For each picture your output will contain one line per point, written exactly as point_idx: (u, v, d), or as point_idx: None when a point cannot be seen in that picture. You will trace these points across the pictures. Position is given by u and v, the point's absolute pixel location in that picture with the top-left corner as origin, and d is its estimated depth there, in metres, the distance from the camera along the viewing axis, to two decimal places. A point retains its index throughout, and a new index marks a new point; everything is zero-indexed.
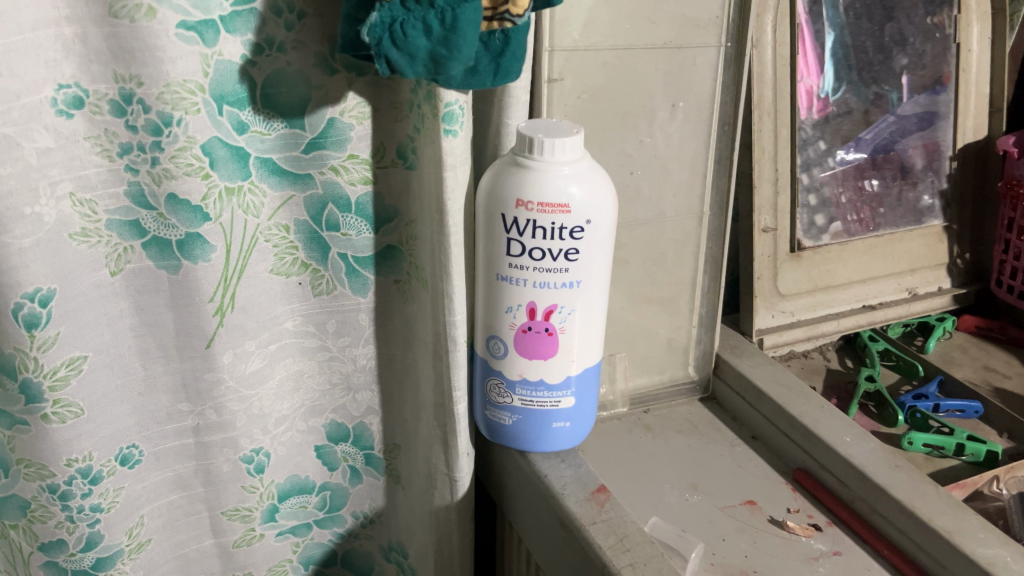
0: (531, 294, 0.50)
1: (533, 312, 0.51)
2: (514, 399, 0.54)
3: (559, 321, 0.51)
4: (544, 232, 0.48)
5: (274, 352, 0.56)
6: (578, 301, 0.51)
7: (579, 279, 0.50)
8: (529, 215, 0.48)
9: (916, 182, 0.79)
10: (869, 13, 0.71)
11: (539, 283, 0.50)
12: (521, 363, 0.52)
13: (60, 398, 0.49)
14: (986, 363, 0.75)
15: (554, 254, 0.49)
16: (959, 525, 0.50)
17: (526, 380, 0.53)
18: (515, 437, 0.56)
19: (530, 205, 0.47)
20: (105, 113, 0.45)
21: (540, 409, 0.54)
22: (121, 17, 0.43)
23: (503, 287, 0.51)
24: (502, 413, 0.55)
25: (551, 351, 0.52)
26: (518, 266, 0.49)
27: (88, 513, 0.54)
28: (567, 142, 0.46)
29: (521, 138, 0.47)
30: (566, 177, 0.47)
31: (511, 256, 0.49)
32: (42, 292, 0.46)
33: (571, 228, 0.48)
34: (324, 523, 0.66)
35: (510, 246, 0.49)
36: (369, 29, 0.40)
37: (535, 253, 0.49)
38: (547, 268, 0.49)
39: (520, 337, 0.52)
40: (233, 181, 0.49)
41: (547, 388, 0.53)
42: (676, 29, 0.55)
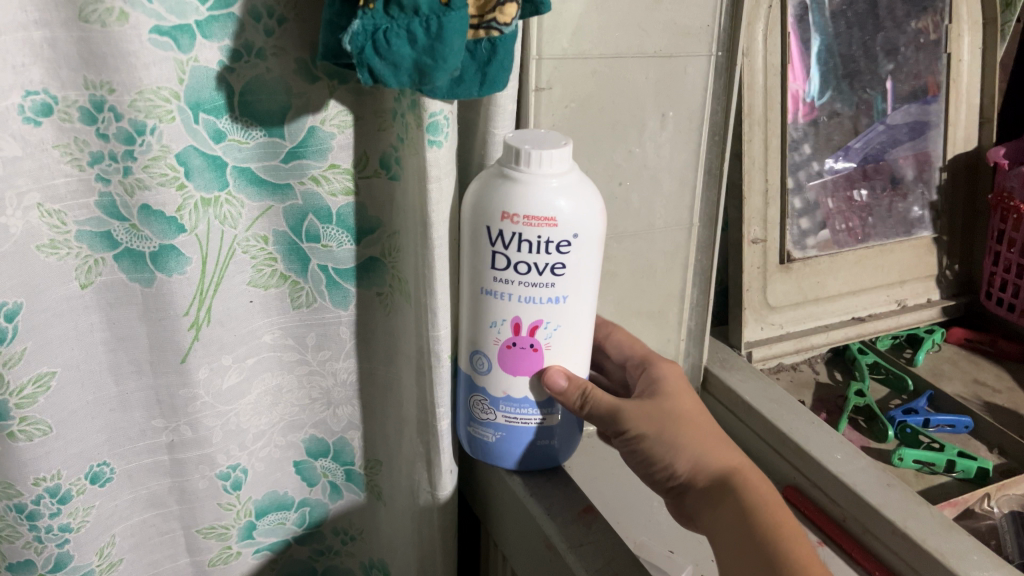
0: (516, 308, 0.49)
1: (518, 327, 0.49)
2: (497, 416, 0.52)
3: (544, 336, 0.49)
4: (530, 245, 0.46)
5: (252, 366, 0.55)
6: (564, 316, 0.49)
7: (565, 294, 0.48)
8: (514, 228, 0.46)
9: (906, 193, 0.78)
10: (861, 22, 0.71)
11: (524, 297, 0.48)
12: (505, 379, 0.51)
13: (28, 415, 0.47)
14: (976, 376, 0.74)
15: (540, 268, 0.47)
16: (953, 547, 0.49)
17: (511, 398, 0.51)
18: (498, 456, 0.54)
19: (516, 218, 0.46)
20: (75, 120, 0.43)
21: (523, 427, 0.52)
22: (91, 22, 0.41)
23: (488, 301, 0.49)
24: (484, 430, 0.53)
25: (534, 367, 0.50)
26: (503, 280, 0.48)
27: (57, 533, 0.52)
28: (555, 153, 0.45)
29: (508, 148, 0.46)
30: (555, 189, 0.45)
31: (496, 269, 0.48)
32: (8, 306, 0.44)
33: (558, 241, 0.46)
34: (304, 540, 0.64)
35: (495, 259, 0.48)
36: (351, 37, 0.39)
37: (521, 266, 0.47)
38: (533, 282, 0.48)
39: (504, 353, 0.50)
40: (209, 191, 0.48)
41: (531, 405, 0.51)
42: (668, 37, 0.54)
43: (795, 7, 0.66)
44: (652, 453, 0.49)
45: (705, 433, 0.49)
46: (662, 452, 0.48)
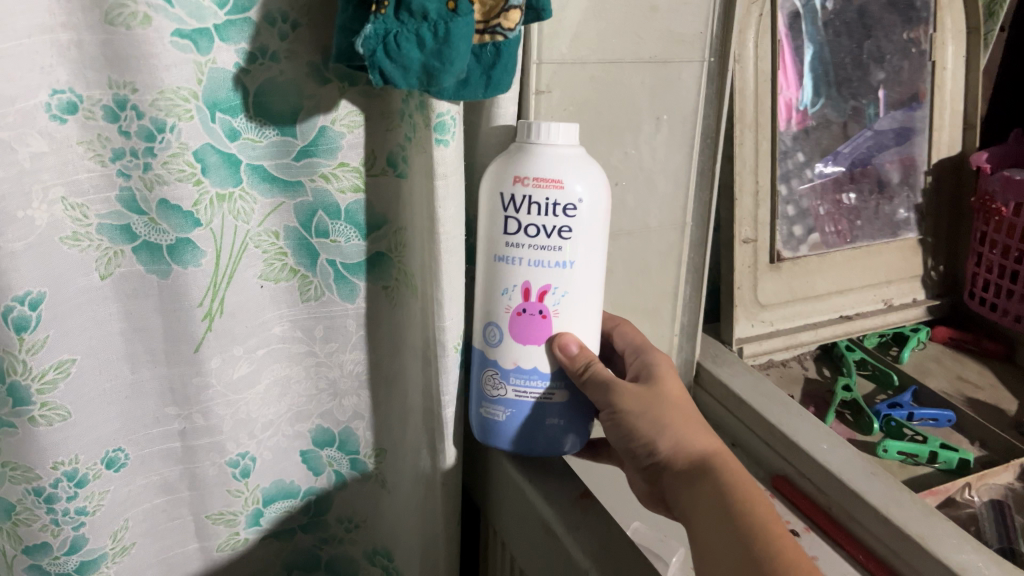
0: (526, 273, 0.50)
1: (527, 292, 0.50)
2: (508, 390, 0.53)
3: (552, 302, 0.51)
4: (538, 207, 0.48)
5: (261, 357, 0.57)
6: (572, 282, 0.50)
7: (572, 260, 0.50)
8: (524, 190, 0.48)
9: (892, 196, 0.81)
10: (848, 30, 0.73)
11: (534, 261, 0.50)
12: (515, 349, 0.52)
13: (48, 401, 0.49)
14: (960, 373, 0.77)
15: (548, 231, 0.49)
16: (933, 531, 0.51)
17: (521, 368, 0.52)
18: (508, 436, 0.54)
19: (526, 181, 0.48)
20: (99, 118, 0.46)
21: (532, 402, 0.53)
22: (117, 25, 0.43)
23: (500, 268, 0.51)
24: (495, 408, 0.53)
25: (543, 335, 0.51)
26: (514, 244, 0.49)
27: (73, 517, 0.54)
28: (563, 127, 0.48)
29: (521, 125, 0.49)
30: (563, 156, 0.48)
31: (508, 234, 0.50)
32: (32, 295, 0.46)
33: (565, 204, 0.48)
34: (309, 528, 0.67)
35: (507, 224, 0.49)
36: (363, 41, 0.41)
37: (530, 229, 0.49)
38: (541, 245, 0.49)
39: (515, 321, 0.51)
40: (224, 187, 0.50)
41: (540, 376, 0.52)
42: (662, 43, 0.57)
43: (785, 16, 0.69)
44: (634, 428, 0.50)
45: (688, 417, 0.50)
46: (644, 429, 0.50)
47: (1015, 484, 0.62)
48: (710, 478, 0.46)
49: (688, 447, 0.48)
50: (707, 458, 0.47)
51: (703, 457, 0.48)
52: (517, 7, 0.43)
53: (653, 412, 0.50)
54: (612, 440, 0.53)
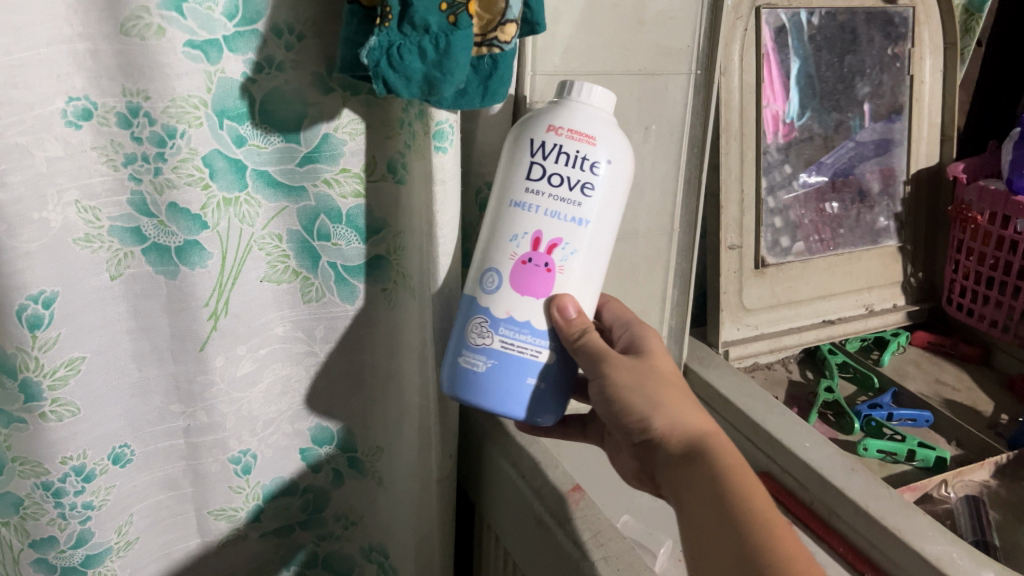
0: (540, 222, 0.48)
1: (537, 242, 0.49)
2: (495, 340, 0.49)
3: (560, 257, 0.49)
4: (567, 157, 0.48)
5: (263, 356, 0.59)
6: (584, 242, 0.49)
7: (588, 220, 0.49)
8: (555, 140, 0.48)
9: (872, 205, 0.83)
10: (830, 45, 0.76)
11: (550, 211, 0.48)
12: (511, 299, 0.49)
13: (59, 397, 0.51)
14: (938, 376, 0.79)
15: (570, 183, 0.48)
16: (911, 524, 0.53)
17: (512, 319, 0.49)
18: (483, 391, 0.50)
19: (559, 130, 0.48)
20: (113, 125, 0.47)
21: (518, 356, 0.50)
22: (132, 35, 0.45)
23: (513, 214, 0.49)
24: (474, 357, 0.50)
25: (543, 289, 0.49)
26: (533, 190, 0.48)
27: (80, 511, 0.55)
28: (602, 92, 0.50)
29: (559, 86, 0.50)
30: (599, 119, 0.49)
31: (529, 180, 0.49)
32: (45, 294, 0.48)
33: (593, 161, 0.48)
34: (308, 525, 0.68)
35: (530, 169, 0.49)
36: (369, 51, 0.43)
37: (553, 178, 0.48)
38: (561, 197, 0.48)
39: (518, 269, 0.49)
40: (231, 191, 0.52)
41: (531, 332, 0.49)
42: (651, 56, 0.59)
43: (769, 31, 0.72)
44: (626, 405, 0.48)
45: (680, 393, 0.49)
46: (638, 407, 0.48)
47: (990, 480, 0.64)
48: (704, 465, 0.44)
49: (682, 427, 0.47)
50: (700, 441, 0.46)
51: (697, 440, 0.46)
52: (513, 21, 0.45)
53: (646, 388, 0.48)
54: (601, 413, 0.51)
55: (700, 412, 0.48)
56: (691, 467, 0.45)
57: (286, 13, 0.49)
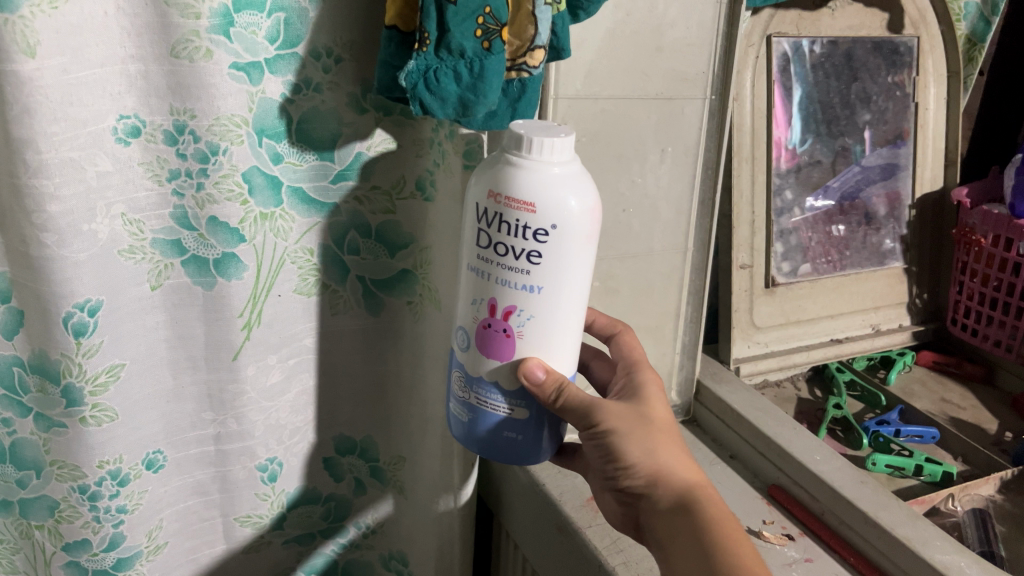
0: (493, 290, 0.47)
1: (493, 309, 0.47)
2: (470, 396, 0.51)
3: (517, 323, 0.47)
4: (508, 228, 0.45)
5: (293, 367, 0.61)
6: (540, 307, 0.47)
7: (540, 285, 0.46)
8: (496, 207, 0.45)
9: (878, 227, 0.86)
10: (837, 73, 0.79)
11: (500, 280, 0.46)
12: (479, 360, 0.49)
13: (99, 402, 0.53)
14: (943, 395, 0.81)
15: (516, 253, 0.45)
16: (919, 533, 0.55)
17: (482, 380, 0.49)
18: (469, 439, 0.52)
19: (499, 197, 0.45)
20: (159, 141, 0.50)
21: (492, 412, 0.50)
22: (182, 57, 0.48)
23: (472, 277, 0.48)
24: (459, 409, 0.52)
25: (509, 352, 0.48)
26: (483, 259, 0.47)
27: (113, 514, 0.57)
28: (558, 142, 0.43)
29: (512, 134, 0.44)
30: (551, 175, 0.44)
31: (480, 247, 0.47)
32: (91, 302, 0.50)
33: (535, 229, 0.44)
34: (329, 534, 0.71)
35: (480, 237, 0.47)
36: (407, 75, 0.46)
37: (499, 247, 0.46)
38: (509, 266, 0.46)
39: (480, 333, 0.48)
40: (267, 207, 0.54)
41: (501, 392, 0.49)
42: (668, 81, 0.62)
43: (779, 59, 0.75)
44: (618, 451, 0.49)
45: (671, 441, 0.49)
46: (629, 452, 0.48)
47: (995, 495, 0.66)
48: (692, 519, 0.46)
49: (670, 476, 0.48)
50: (687, 493, 0.47)
51: (685, 493, 0.47)
52: (541, 46, 0.48)
53: (636, 434, 0.49)
54: (589, 456, 0.52)
55: (689, 460, 0.49)
56: (677, 522, 0.47)
57: (325, 37, 0.51)
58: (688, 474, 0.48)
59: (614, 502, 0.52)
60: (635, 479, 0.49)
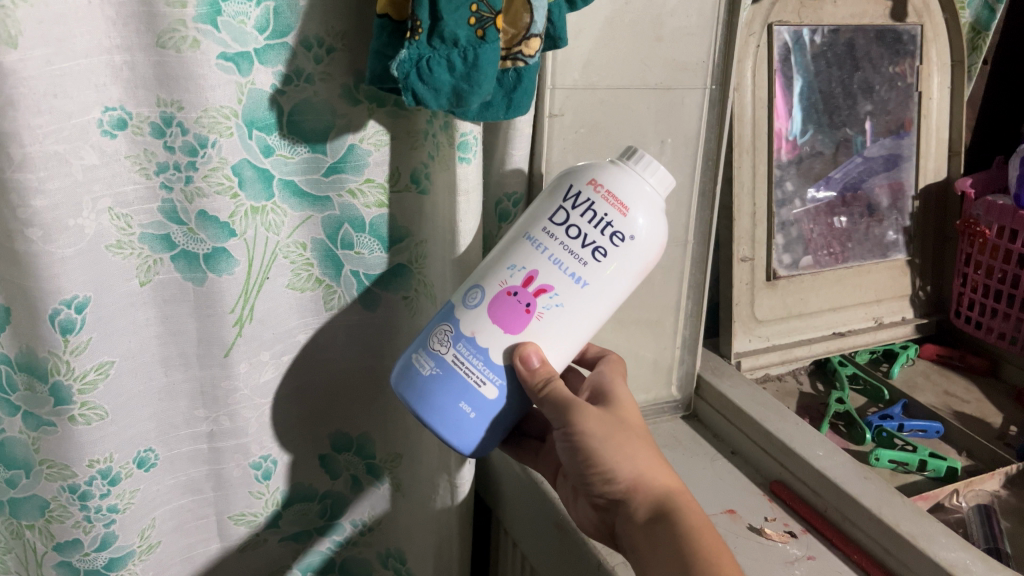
0: (541, 263, 0.47)
1: (529, 280, 0.47)
2: (448, 351, 0.48)
3: (544, 304, 0.47)
4: (592, 217, 0.47)
5: (286, 363, 0.60)
6: (573, 301, 0.47)
7: (588, 282, 0.47)
8: (590, 195, 0.47)
9: (881, 219, 0.85)
10: (839, 62, 0.78)
11: (555, 257, 0.47)
12: (482, 322, 0.48)
13: (88, 400, 0.52)
14: (947, 389, 0.80)
15: (584, 240, 0.47)
16: (923, 530, 0.54)
17: (474, 340, 0.48)
18: (417, 391, 0.48)
19: (598, 188, 0.47)
20: (146, 134, 0.49)
21: (462, 378, 0.48)
22: (168, 47, 0.46)
23: (522, 245, 0.48)
24: (424, 359, 0.49)
25: (517, 327, 0.48)
26: (549, 232, 0.47)
27: (104, 514, 0.56)
28: (658, 173, 0.48)
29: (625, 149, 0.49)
30: (642, 191, 0.47)
31: (550, 222, 0.48)
32: (78, 299, 0.49)
33: (617, 231, 0.47)
34: (325, 532, 0.70)
35: (556, 214, 0.48)
36: (398, 64, 0.44)
37: (571, 229, 0.47)
38: (571, 250, 0.47)
39: (500, 297, 0.47)
40: (258, 200, 0.53)
41: (484, 360, 0.48)
42: (667, 71, 0.60)
43: (780, 48, 0.73)
44: (594, 455, 0.49)
45: (647, 446, 0.49)
46: (607, 458, 0.48)
47: (1000, 490, 0.65)
48: (669, 522, 0.46)
49: (649, 481, 0.48)
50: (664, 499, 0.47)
51: (663, 499, 0.47)
52: (537, 35, 0.47)
53: (613, 439, 0.49)
54: (564, 460, 0.51)
55: (665, 467, 0.49)
56: (654, 530, 0.46)
57: (316, 26, 0.50)
58: (666, 481, 0.48)
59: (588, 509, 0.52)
60: (614, 484, 0.48)
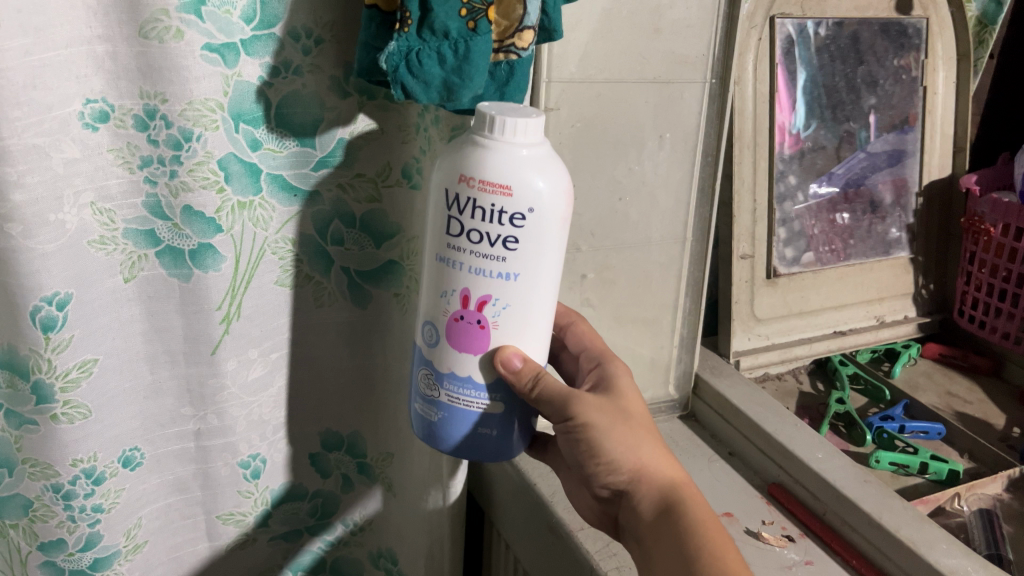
0: (466, 280, 0.45)
1: (466, 300, 0.45)
2: (441, 393, 0.48)
3: (492, 314, 0.45)
4: (482, 214, 0.43)
5: (275, 361, 0.59)
6: (516, 296, 0.45)
7: (516, 272, 0.44)
8: (469, 192, 0.43)
9: (884, 216, 0.83)
10: (843, 55, 0.76)
11: (474, 268, 0.44)
12: (450, 356, 0.47)
13: (71, 399, 0.51)
14: (949, 389, 0.79)
15: (491, 240, 0.43)
16: (923, 536, 0.52)
17: (455, 375, 0.47)
18: (436, 439, 0.50)
19: (472, 182, 0.43)
20: (129, 127, 0.47)
21: (466, 409, 0.48)
22: (151, 38, 0.45)
23: (442, 268, 0.46)
24: (428, 407, 0.49)
25: (482, 346, 0.46)
26: (455, 247, 0.44)
27: (89, 513, 0.55)
28: (527, 123, 0.42)
29: (480, 114, 0.43)
30: (520, 157, 0.42)
31: (450, 236, 0.44)
32: (60, 296, 0.48)
33: (512, 213, 0.43)
34: (316, 531, 0.69)
35: (450, 224, 0.44)
36: (387, 57, 0.43)
37: (472, 235, 0.44)
38: (484, 253, 0.44)
39: (452, 327, 0.46)
40: (245, 195, 0.52)
41: (474, 386, 0.47)
42: (666, 64, 0.59)
43: (783, 41, 0.72)
44: (598, 447, 0.47)
45: (649, 435, 0.48)
46: (611, 450, 0.47)
47: (1003, 494, 0.64)
48: (677, 519, 0.45)
49: (654, 475, 0.47)
50: (671, 492, 0.46)
51: (668, 493, 0.46)
52: (530, 27, 0.45)
53: (617, 430, 0.47)
54: (565, 450, 0.50)
55: (670, 457, 0.48)
56: (662, 526, 0.45)
57: (304, 17, 0.48)
58: (672, 472, 0.47)
59: (590, 499, 0.51)
60: (619, 476, 0.47)
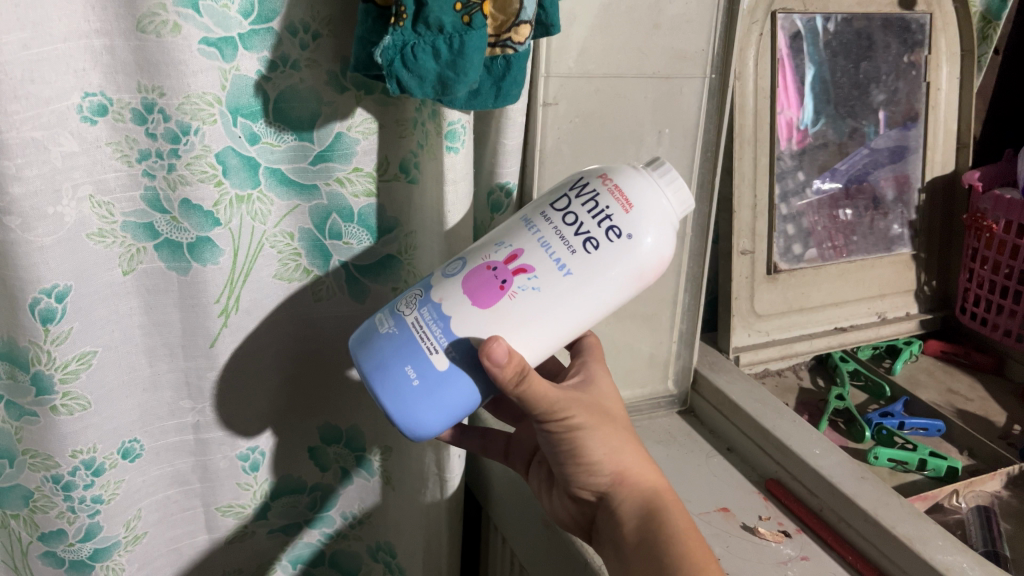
0: (529, 243, 0.45)
1: (511, 257, 0.45)
2: (411, 313, 0.46)
3: (520, 283, 0.44)
4: (593, 207, 0.45)
5: (272, 354, 0.59)
6: (552, 288, 0.44)
7: (573, 273, 0.44)
8: (598, 186, 0.45)
9: (886, 212, 0.83)
10: (846, 51, 0.76)
11: (545, 240, 0.45)
12: (452, 291, 0.45)
13: (71, 390, 0.51)
14: (950, 386, 0.79)
15: (578, 230, 0.45)
16: (919, 532, 0.52)
17: (438, 306, 0.45)
18: (369, 348, 0.46)
19: (608, 182, 0.45)
20: (128, 120, 0.48)
21: (415, 341, 0.45)
22: (148, 32, 0.45)
23: (517, 227, 0.47)
24: (386, 319, 0.47)
25: (489, 303, 0.44)
26: (547, 216, 0.46)
27: (89, 504, 0.55)
28: (676, 184, 0.46)
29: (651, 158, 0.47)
30: (654, 197, 0.45)
31: (551, 207, 0.46)
32: (59, 288, 0.48)
33: (616, 227, 0.44)
34: (315, 524, 0.69)
35: (559, 201, 0.46)
36: (382, 51, 0.43)
37: (569, 216, 0.45)
38: (564, 236, 0.45)
39: (478, 270, 0.45)
40: (243, 188, 0.52)
41: (441, 327, 0.45)
42: (666, 59, 0.59)
43: (785, 36, 0.72)
44: (584, 448, 0.47)
45: (631, 439, 0.49)
46: (596, 450, 0.47)
47: (1001, 491, 0.64)
48: (656, 522, 0.46)
49: (635, 481, 0.48)
50: (651, 498, 0.47)
51: (648, 498, 0.47)
52: (527, 22, 0.45)
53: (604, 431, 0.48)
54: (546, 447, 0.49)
55: (651, 465, 0.49)
56: (640, 528, 0.46)
57: (302, 11, 0.48)
58: (653, 480, 0.48)
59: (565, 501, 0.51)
60: (599, 477, 0.48)
